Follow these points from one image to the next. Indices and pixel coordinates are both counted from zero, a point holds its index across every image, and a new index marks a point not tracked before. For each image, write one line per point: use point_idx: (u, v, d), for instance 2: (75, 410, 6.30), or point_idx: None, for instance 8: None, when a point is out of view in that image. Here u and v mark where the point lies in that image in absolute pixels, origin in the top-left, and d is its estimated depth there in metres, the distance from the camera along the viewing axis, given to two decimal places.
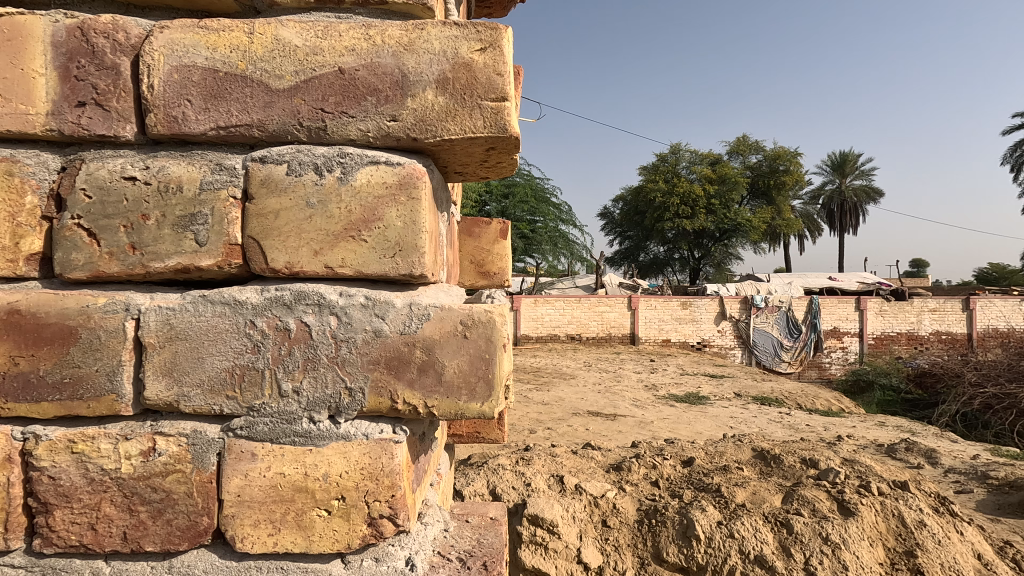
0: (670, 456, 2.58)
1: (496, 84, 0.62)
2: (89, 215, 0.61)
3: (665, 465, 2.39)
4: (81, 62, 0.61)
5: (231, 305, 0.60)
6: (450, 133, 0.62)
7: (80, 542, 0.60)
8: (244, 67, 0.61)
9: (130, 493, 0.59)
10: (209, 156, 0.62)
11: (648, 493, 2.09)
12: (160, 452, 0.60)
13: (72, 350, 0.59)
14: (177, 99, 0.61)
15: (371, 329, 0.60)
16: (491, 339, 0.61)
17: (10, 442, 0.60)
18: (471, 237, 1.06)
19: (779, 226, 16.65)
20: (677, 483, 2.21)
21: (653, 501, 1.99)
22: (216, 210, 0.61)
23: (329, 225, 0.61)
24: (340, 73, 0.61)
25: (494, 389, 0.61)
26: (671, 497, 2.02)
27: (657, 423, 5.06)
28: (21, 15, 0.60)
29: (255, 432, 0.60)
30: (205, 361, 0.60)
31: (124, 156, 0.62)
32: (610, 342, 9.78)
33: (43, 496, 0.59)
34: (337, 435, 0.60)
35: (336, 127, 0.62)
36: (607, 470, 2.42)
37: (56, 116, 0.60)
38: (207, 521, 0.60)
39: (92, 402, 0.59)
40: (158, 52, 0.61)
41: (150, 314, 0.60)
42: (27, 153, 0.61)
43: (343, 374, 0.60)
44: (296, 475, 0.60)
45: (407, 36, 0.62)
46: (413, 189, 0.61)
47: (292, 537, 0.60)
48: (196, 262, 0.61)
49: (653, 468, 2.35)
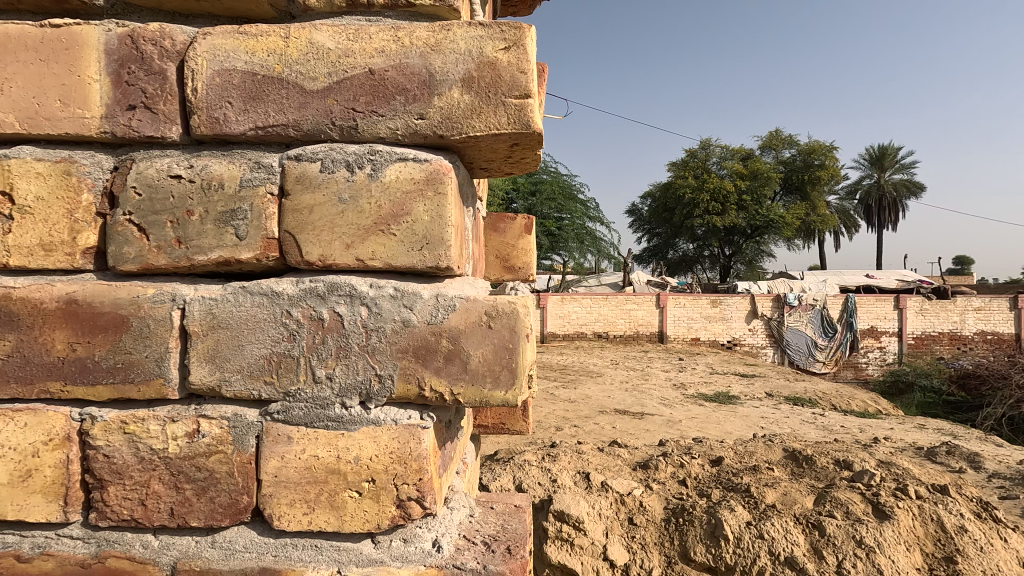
0: (698, 455, 2.55)
1: (520, 82, 0.64)
2: (139, 212, 0.65)
3: (693, 464, 2.37)
4: (132, 68, 0.65)
5: (269, 296, 0.63)
6: (475, 130, 0.64)
7: (132, 516, 0.64)
8: (281, 70, 0.64)
9: (176, 472, 0.63)
10: (248, 155, 0.66)
11: (676, 491, 2.09)
12: (204, 433, 0.64)
13: (124, 337, 0.64)
14: (219, 101, 0.65)
15: (400, 320, 0.63)
16: (515, 329, 0.63)
17: (69, 423, 0.64)
18: (496, 233, 1.09)
19: (814, 223, 16.21)
20: (705, 482, 2.19)
21: (681, 499, 1.99)
22: (255, 206, 0.64)
23: (359, 220, 0.64)
24: (370, 74, 0.64)
25: (519, 378, 0.63)
26: (699, 496, 2.01)
27: (685, 422, 5.00)
28: (78, 25, 0.65)
29: (291, 416, 0.64)
30: (245, 348, 0.64)
31: (170, 156, 0.66)
32: (637, 340, 9.69)
33: (99, 473, 0.64)
34: (368, 420, 0.63)
35: (367, 126, 0.64)
36: (634, 467, 2.42)
37: (109, 119, 0.65)
38: (247, 499, 0.64)
39: (143, 385, 0.64)
40: (201, 57, 0.65)
41: (195, 304, 0.64)
42: (83, 154, 0.66)
43: (373, 362, 0.63)
44: (329, 458, 0.63)
45: (434, 37, 0.64)
46: (440, 185, 0.64)
47: (326, 516, 0.63)
48: (237, 255, 0.64)
49: (681, 466, 2.34)
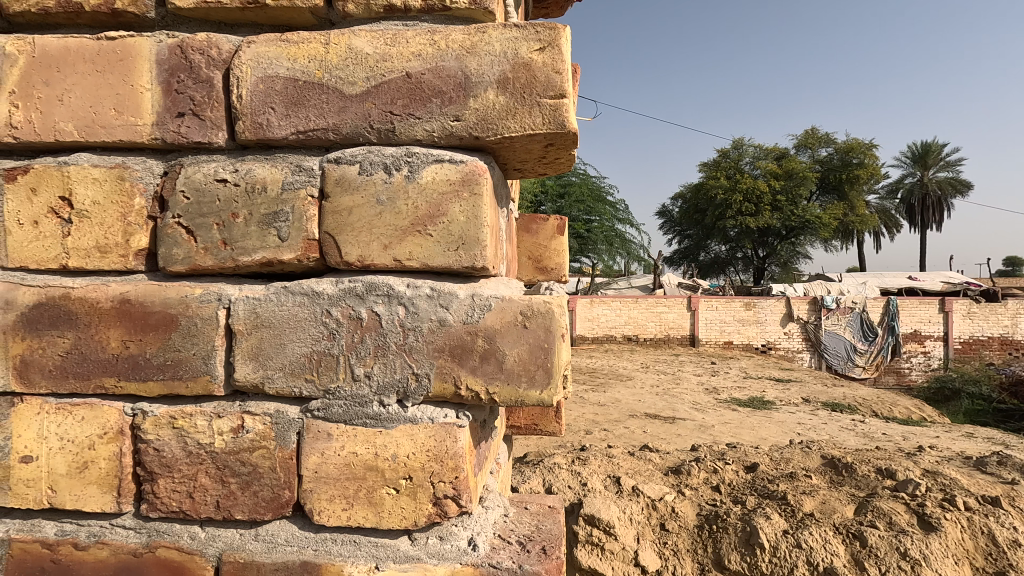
0: (732, 461, 2.50)
1: (555, 82, 0.64)
2: (187, 215, 0.67)
3: (727, 470, 2.32)
4: (181, 77, 0.68)
5: (310, 295, 0.65)
6: (510, 131, 0.65)
7: (180, 508, 0.66)
8: (321, 76, 0.66)
9: (222, 466, 0.65)
10: (290, 159, 0.67)
11: (709, 498, 2.05)
12: (248, 429, 0.65)
13: (173, 335, 0.66)
14: (262, 107, 0.67)
15: (437, 319, 0.64)
16: (550, 329, 0.63)
17: (122, 417, 0.67)
18: (529, 233, 1.09)
19: (853, 223, 15.70)
20: (740, 489, 2.14)
21: (714, 506, 1.95)
22: (296, 208, 0.66)
23: (397, 221, 0.65)
24: (407, 77, 0.65)
25: (554, 378, 0.63)
26: (733, 503, 1.97)
27: (718, 427, 4.90)
28: (131, 37, 0.68)
29: (331, 413, 0.65)
30: (286, 346, 0.65)
31: (216, 161, 0.68)
32: (668, 343, 9.55)
33: (150, 465, 0.66)
34: (405, 418, 0.64)
35: (404, 128, 0.65)
36: (666, 472, 2.38)
37: (159, 126, 0.67)
38: (288, 494, 0.65)
39: (191, 381, 0.66)
40: (246, 65, 0.67)
41: (240, 303, 0.66)
42: (136, 160, 0.69)
43: (411, 361, 0.64)
44: (367, 454, 0.64)
45: (469, 40, 0.65)
46: (475, 185, 0.64)
47: (364, 512, 0.64)
48: (279, 256, 0.66)
49: (714, 472, 2.29)
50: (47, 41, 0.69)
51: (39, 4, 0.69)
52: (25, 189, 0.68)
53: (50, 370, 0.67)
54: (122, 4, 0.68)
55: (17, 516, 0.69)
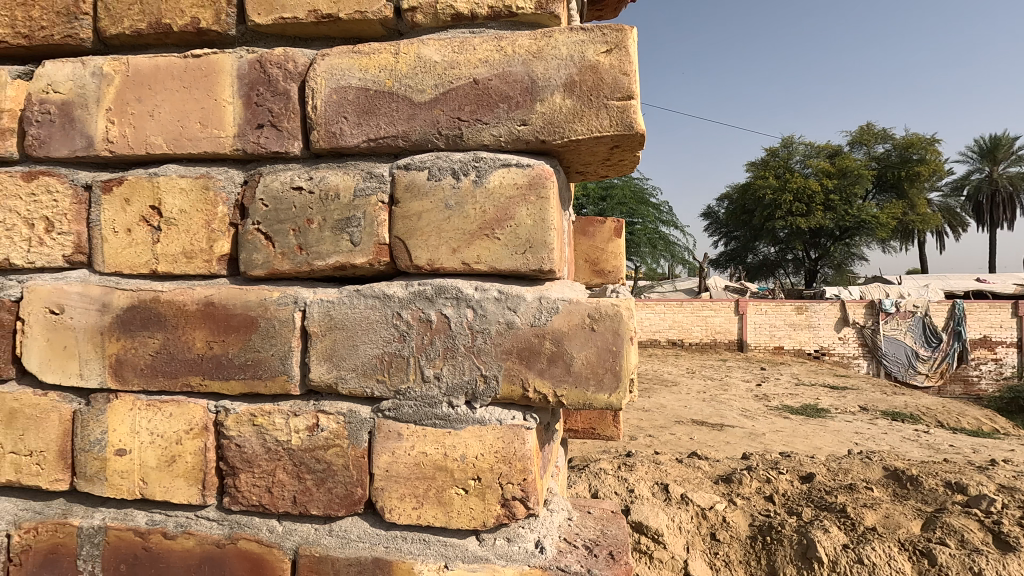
0: (786, 471, 2.41)
1: (622, 83, 0.64)
2: (266, 221, 0.70)
3: (780, 480, 2.24)
4: (260, 91, 0.71)
5: (381, 298, 0.67)
6: (576, 134, 0.65)
7: (259, 502, 0.69)
8: (391, 85, 0.68)
9: (299, 463, 0.68)
10: (361, 166, 0.70)
11: (762, 508, 1.98)
12: (322, 427, 0.68)
13: (253, 336, 0.69)
14: (336, 116, 0.69)
15: (504, 322, 0.64)
16: (619, 332, 0.63)
17: (206, 414, 0.70)
18: (585, 236, 1.08)
19: (913, 222, 14.91)
20: (795, 500, 2.06)
21: (767, 517, 1.88)
22: (367, 213, 0.68)
23: (465, 225, 0.66)
24: (474, 84, 0.66)
25: (623, 381, 0.63)
26: (788, 514, 1.90)
27: (769, 435, 4.74)
28: (215, 54, 0.72)
29: (402, 413, 0.66)
30: (359, 347, 0.67)
31: (292, 169, 0.71)
32: (714, 348, 9.30)
33: (232, 460, 0.69)
34: (474, 419, 0.65)
35: (471, 134, 0.66)
36: (715, 480, 2.32)
37: (241, 137, 0.71)
38: (361, 491, 0.67)
39: (269, 380, 0.69)
40: (320, 77, 0.69)
41: (315, 306, 0.68)
42: (218, 171, 0.72)
43: (479, 362, 0.65)
44: (437, 455, 0.66)
45: (536, 45, 0.65)
46: (542, 189, 0.65)
47: (434, 512, 0.66)
48: (352, 260, 0.68)
49: (766, 482, 2.22)
50: (139, 61, 0.73)
51: (132, 26, 0.74)
52: (120, 200, 0.73)
53: (142, 368, 0.72)
54: (206, 23, 0.72)
55: (111, 505, 0.73)
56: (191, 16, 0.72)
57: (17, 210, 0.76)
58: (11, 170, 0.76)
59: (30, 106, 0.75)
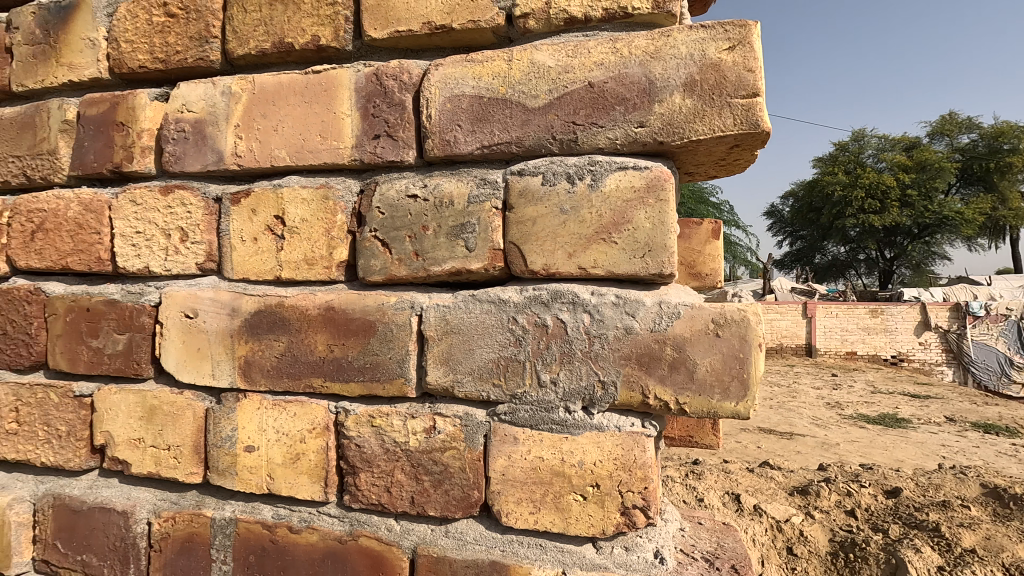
0: (868, 484, 2.27)
1: (746, 80, 0.61)
2: (383, 228, 0.73)
3: (862, 494, 2.11)
4: (377, 102, 0.73)
5: (496, 303, 0.68)
6: (697, 134, 0.63)
7: (379, 501, 0.71)
8: (505, 91, 0.68)
9: (416, 464, 0.70)
10: (474, 173, 0.71)
11: (843, 523, 1.87)
12: (439, 430, 0.69)
13: (372, 340, 0.72)
14: (450, 124, 0.70)
15: (623, 327, 0.63)
16: (746, 338, 0.61)
17: (327, 414, 0.73)
18: (681, 238, 1.05)
19: (1004, 218, 13.72)
20: (881, 516, 1.94)
21: (850, 533, 1.78)
22: (481, 219, 0.69)
23: (582, 229, 0.65)
24: (589, 87, 0.66)
25: (751, 390, 0.60)
26: (873, 531, 1.79)
27: (843, 445, 4.48)
28: (333, 69, 0.75)
29: (517, 418, 0.67)
30: (475, 352, 0.68)
31: (407, 178, 0.73)
32: (780, 353, 8.90)
33: (352, 460, 0.72)
34: (591, 425, 0.65)
35: (586, 137, 0.66)
36: (791, 492, 2.22)
37: (358, 148, 0.73)
38: (477, 494, 0.68)
39: (387, 383, 0.71)
40: (434, 86, 0.71)
41: (431, 310, 0.70)
42: (337, 181, 0.75)
43: (597, 368, 0.64)
44: (554, 460, 0.65)
45: (653, 45, 0.64)
46: (661, 191, 0.63)
47: (552, 517, 0.65)
48: (467, 266, 0.69)
49: (847, 495, 2.09)
50: (264, 79, 0.77)
51: (257, 47, 0.78)
52: (248, 210, 0.78)
53: (268, 370, 0.76)
54: (325, 40, 0.75)
55: (240, 499, 0.78)
56: (312, 34, 0.76)
57: (156, 222, 0.82)
58: (151, 184, 0.83)
59: (167, 125, 0.81)
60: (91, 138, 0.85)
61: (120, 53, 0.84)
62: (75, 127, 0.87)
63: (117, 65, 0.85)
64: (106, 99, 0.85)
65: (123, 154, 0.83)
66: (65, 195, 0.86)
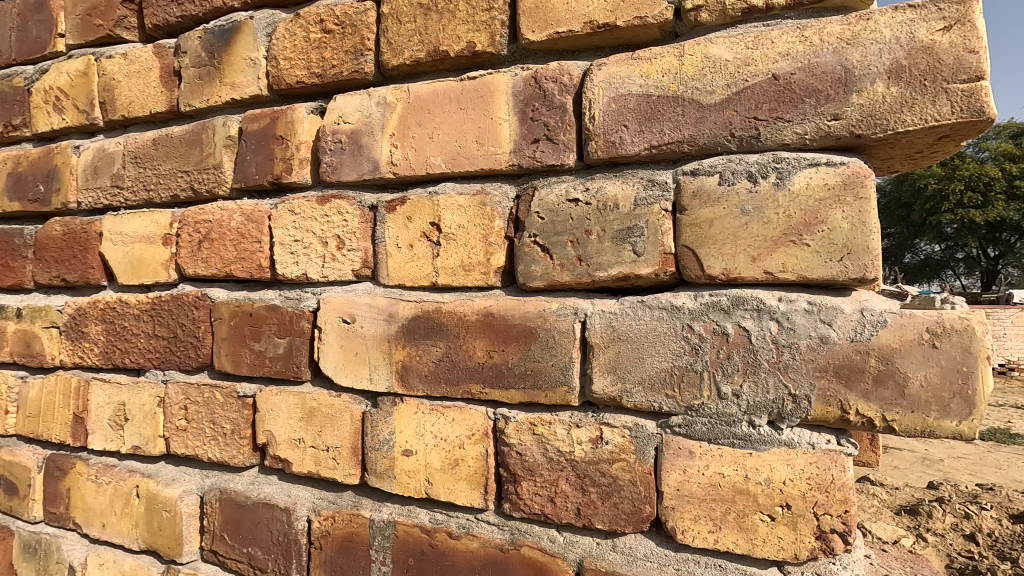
0: (990, 506, 2.07)
1: (967, 63, 0.55)
2: (543, 233, 0.71)
3: (985, 517, 1.93)
4: (535, 105, 0.72)
5: (669, 310, 0.65)
6: (906, 125, 0.57)
7: (542, 511, 0.70)
8: (676, 89, 0.65)
9: (582, 475, 0.68)
10: (640, 174, 0.68)
11: (964, 547, 1.71)
12: (607, 440, 0.67)
13: (533, 347, 0.71)
14: (615, 125, 0.68)
15: (817, 336, 0.59)
16: (971, 350, 0.54)
17: (486, 421, 0.73)
18: None
19: None
20: (1010, 543, 1.76)
21: (973, 558, 1.63)
22: (650, 222, 0.66)
23: (767, 231, 0.61)
24: (774, 79, 0.61)
25: (978, 408, 0.54)
26: (1002, 559, 1.62)
27: (947, 461, 4.11)
28: (490, 74, 0.74)
29: (694, 430, 0.64)
30: (646, 360, 0.65)
31: (567, 181, 0.71)
32: None
33: (513, 468, 0.71)
34: (780, 441, 0.60)
35: (770, 133, 0.62)
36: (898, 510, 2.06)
37: (516, 153, 0.72)
38: (649, 509, 0.65)
39: (549, 391, 0.70)
40: (598, 87, 0.69)
41: (597, 317, 0.68)
42: (493, 186, 0.75)
43: (786, 380, 0.60)
44: (736, 477, 0.62)
45: (850, 30, 0.59)
46: (861, 189, 0.58)
47: (734, 537, 0.62)
48: (636, 271, 0.66)
49: (965, 517, 1.92)
50: (419, 88, 0.78)
51: (412, 56, 0.79)
52: (403, 218, 0.79)
53: (426, 375, 0.76)
54: (481, 46, 0.75)
55: (396, 501, 0.79)
56: (468, 40, 0.76)
57: (313, 230, 0.85)
58: (308, 195, 0.86)
59: (324, 137, 0.84)
60: (253, 152, 0.90)
61: (279, 70, 0.88)
62: (238, 142, 0.92)
63: (276, 81, 0.89)
64: (266, 114, 0.89)
65: (282, 167, 0.87)
66: (229, 206, 0.92)
